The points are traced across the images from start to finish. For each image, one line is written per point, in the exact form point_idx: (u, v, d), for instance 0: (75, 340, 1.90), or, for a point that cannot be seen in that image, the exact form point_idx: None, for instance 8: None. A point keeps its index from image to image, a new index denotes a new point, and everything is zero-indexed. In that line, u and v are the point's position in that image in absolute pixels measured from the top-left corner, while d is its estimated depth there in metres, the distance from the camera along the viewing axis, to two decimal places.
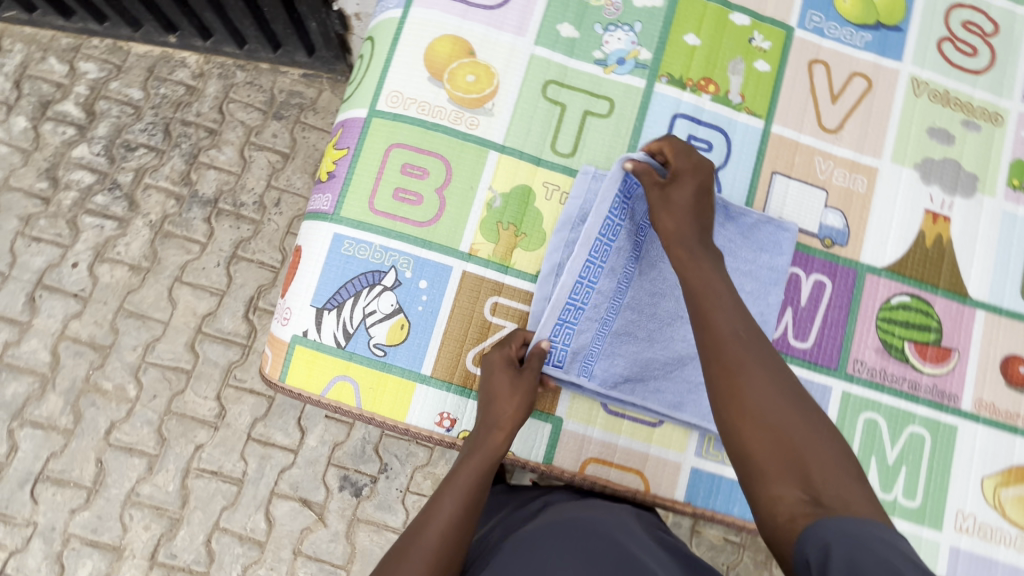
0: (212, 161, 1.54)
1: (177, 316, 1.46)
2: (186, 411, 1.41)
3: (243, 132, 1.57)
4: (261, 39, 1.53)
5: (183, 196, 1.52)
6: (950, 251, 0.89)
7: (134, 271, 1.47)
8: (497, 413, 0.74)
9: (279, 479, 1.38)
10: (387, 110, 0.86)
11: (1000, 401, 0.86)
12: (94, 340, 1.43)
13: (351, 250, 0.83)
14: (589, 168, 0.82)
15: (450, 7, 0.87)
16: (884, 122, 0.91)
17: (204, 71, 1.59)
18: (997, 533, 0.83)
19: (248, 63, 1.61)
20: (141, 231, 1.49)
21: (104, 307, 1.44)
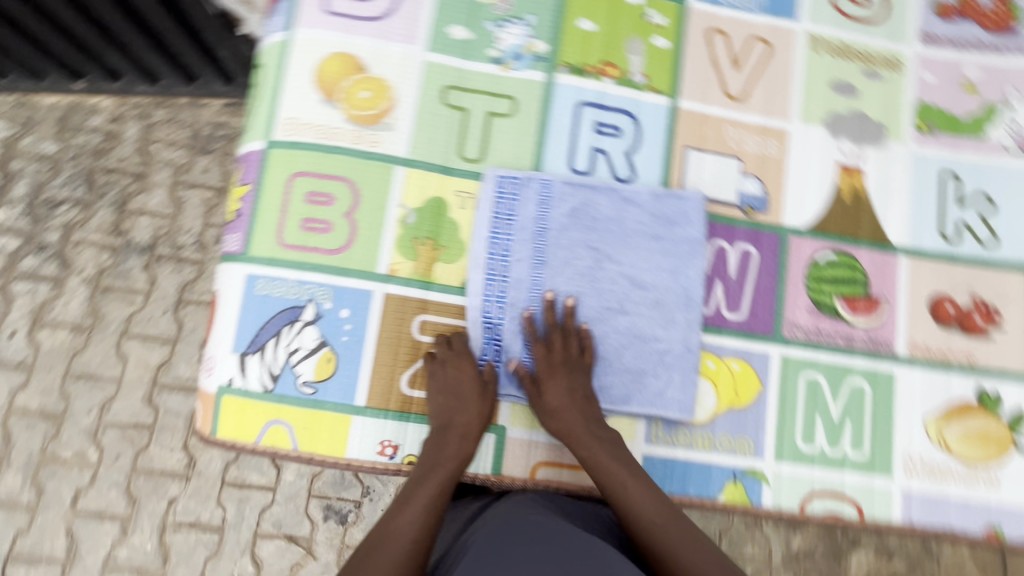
0: (143, 207, 1.48)
1: (129, 371, 1.40)
2: (153, 467, 1.36)
3: (170, 172, 1.51)
4: (173, 73, 1.44)
5: (118, 247, 1.46)
6: (867, 202, 0.90)
7: (76, 331, 1.41)
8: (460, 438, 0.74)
9: (261, 519, 1.35)
10: (283, 138, 0.82)
11: (933, 342, 0.87)
12: (45, 410, 1.37)
13: (266, 289, 0.80)
14: (494, 173, 0.82)
15: (332, 23, 0.84)
16: (787, 83, 0.91)
17: (120, 114, 1.52)
18: (945, 471, 0.84)
19: (165, 99, 1.54)
20: (78, 290, 1.44)
21: (50, 374, 1.39)
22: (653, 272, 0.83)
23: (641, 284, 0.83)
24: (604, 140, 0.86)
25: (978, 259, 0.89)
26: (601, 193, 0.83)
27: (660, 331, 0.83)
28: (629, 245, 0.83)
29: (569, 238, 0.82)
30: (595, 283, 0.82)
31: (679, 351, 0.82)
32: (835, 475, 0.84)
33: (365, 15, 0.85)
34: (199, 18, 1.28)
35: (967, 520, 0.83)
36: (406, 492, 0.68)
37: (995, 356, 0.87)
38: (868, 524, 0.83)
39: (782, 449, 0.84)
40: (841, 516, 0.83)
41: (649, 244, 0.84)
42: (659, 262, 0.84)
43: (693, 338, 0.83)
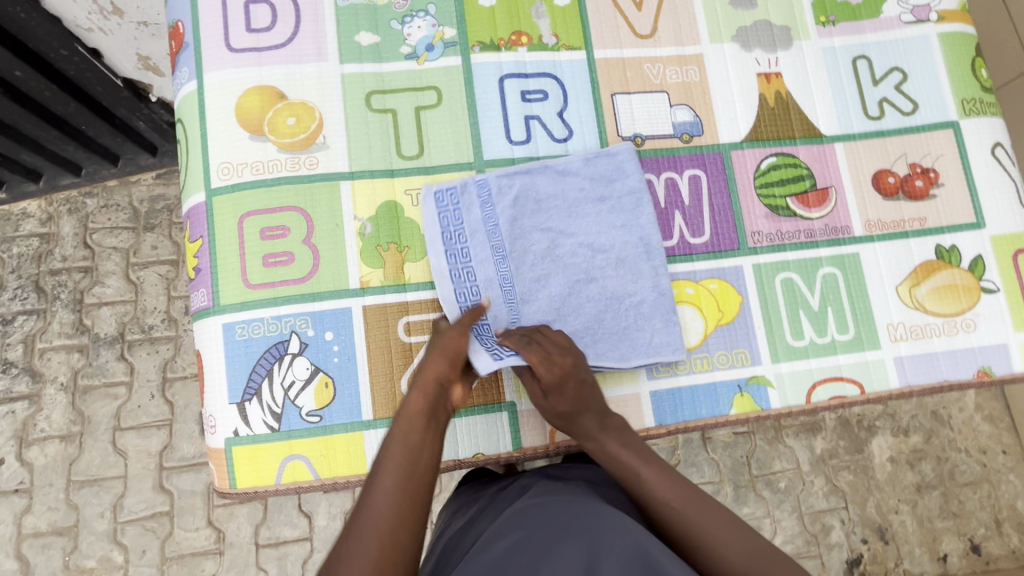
0: (101, 298, 1.45)
1: (133, 464, 1.39)
2: (183, 550, 1.36)
3: (120, 257, 1.47)
4: (95, 158, 1.41)
5: (86, 344, 1.43)
6: (792, 102, 0.94)
7: (67, 440, 1.39)
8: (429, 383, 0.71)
9: (307, 569, 1.36)
10: (223, 184, 0.82)
11: (885, 215, 0.92)
12: (56, 525, 1.36)
13: (246, 333, 0.79)
14: (428, 190, 0.82)
15: (241, 60, 0.84)
16: (690, 10, 0.95)
17: (51, 213, 1.48)
18: (927, 329, 0.89)
19: (94, 187, 1.50)
20: (57, 398, 1.41)
21: (52, 489, 1.37)
22: (607, 234, 0.85)
23: (602, 249, 0.84)
24: (534, 106, 0.88)
25: (905, 128, 0.94)
26: (534, 173, 0.84)
27: (634, 283, 0.84)
28: (579, 218, 0.84)
29: (521, 227, 0.83)
30: (557, 260, 0.83)
31: (654, 297, 0.84)
32: (830, 360, 0.88)
33: (270, 43, 0.85)
34: (105, 95, 1.30)
35: (957, 369, 0.88)
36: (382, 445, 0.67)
37: (944, 213, 0.92)
38: (871, 397, 0.88)
39: (776, 350, 0.87)
40: (845, 397, 0.87)
41: (597, 209, 0.85)
42: (615, 222, 0.85)
43: (664, 281, 0.84)
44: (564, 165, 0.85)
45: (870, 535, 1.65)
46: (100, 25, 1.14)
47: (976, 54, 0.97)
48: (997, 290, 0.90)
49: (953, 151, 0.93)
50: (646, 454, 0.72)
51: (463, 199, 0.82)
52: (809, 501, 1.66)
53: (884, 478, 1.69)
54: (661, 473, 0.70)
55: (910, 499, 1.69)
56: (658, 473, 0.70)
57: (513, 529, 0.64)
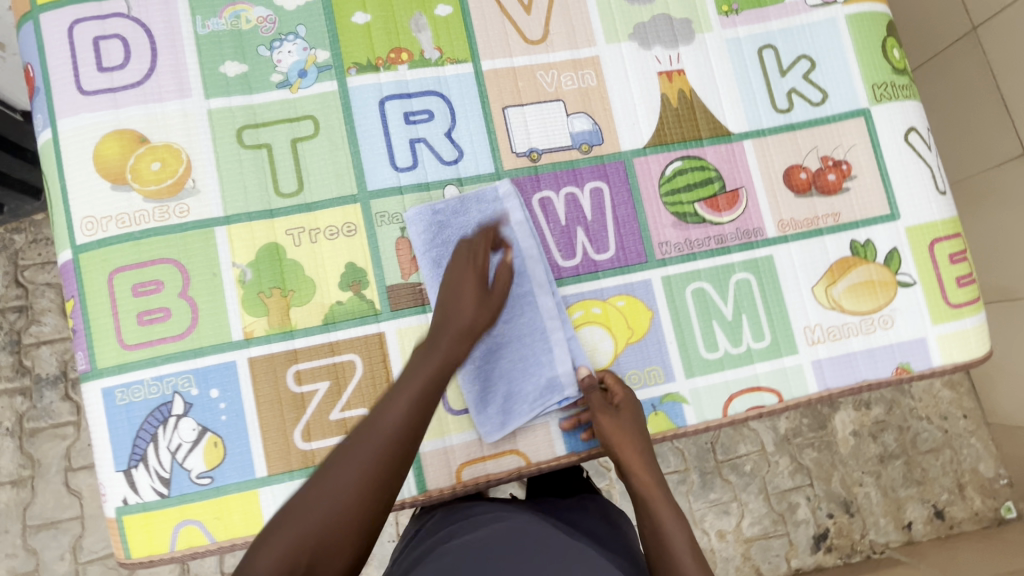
0: (40, 337, 1.36)
1: (89, 504, 1.33)
2: None
3: (56, 292, 1.38)
4: (18, 194, 1.29)
5: (29, 386, 1.34)
6: (696, 101, 0.90)
7: (19, 485, 1.32)
8: (459, 339, 0.75)
9: None
10: (89, 239, 0.77)
11: (797, 213, 0.89)
12: (15, 572, 1.30)
13: (126, 397, 0.75)
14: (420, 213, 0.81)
15: (95, 103, 0.78)
16: (583, 10, 0.89)
17: None
18: (844, 329, 0.87)
19: (18, 223, 1.38)
20: (4, 444, 1.33)
21: (8, 536, 1.31)
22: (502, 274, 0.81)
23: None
24: (419, 128, 0.83)
25: (815, 119, 0.90)
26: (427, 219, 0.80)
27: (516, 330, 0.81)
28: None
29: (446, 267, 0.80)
30: None
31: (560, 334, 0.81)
32: (746, 370, 0.85)
33: (125, 82, 0.79)
34: (13, 132, 1.22)
35: (875, 368, 0.86)
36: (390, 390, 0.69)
37: (858, 206, 0.89)
38: (789, 403, 0.86)
39: (690, 364, 0.85)
40: (763, 407, 0.85)
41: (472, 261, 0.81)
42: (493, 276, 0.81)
43: (553, 333, 0.81)
44: (432, 219, 0.80)
45: (835, 510, 1.61)
46: None
47: (889, 33, 0.93)
48: (913, 283, 0.87)
49: (866, 141, 0.90)
50: (683, 519, 0.75)
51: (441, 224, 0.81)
52: (775, 481, 1.61)
53: (847, 452, 1.64)
54: (682, 527, 0.74)
55: (874, 470, 1.64)
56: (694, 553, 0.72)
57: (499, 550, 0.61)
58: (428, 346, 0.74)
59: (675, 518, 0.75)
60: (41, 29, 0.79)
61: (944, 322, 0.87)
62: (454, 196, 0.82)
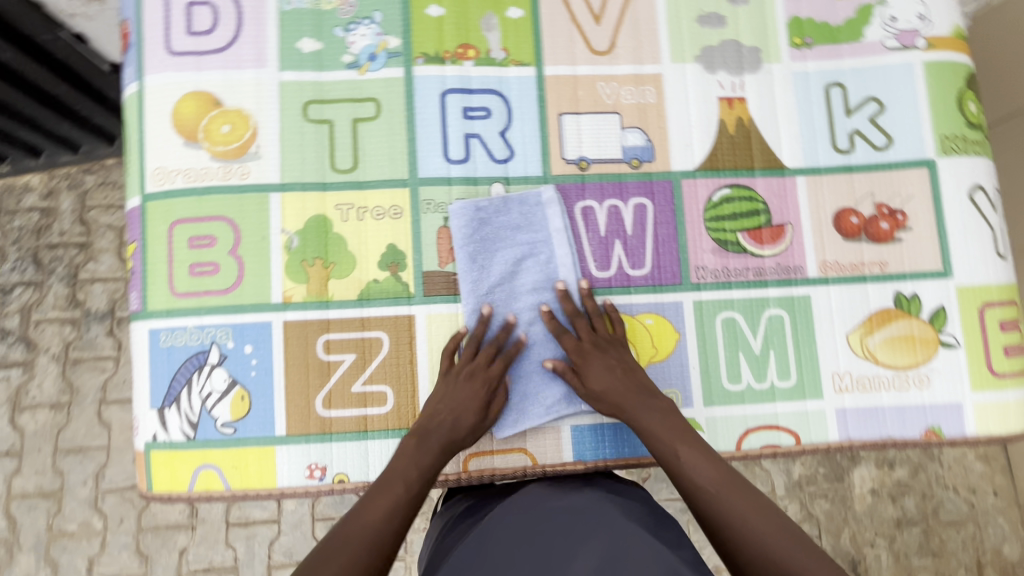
0: (94, 274, 1.45)
1: (116, 437, 1.40)
2: (158, 522, 1.38)
3: (115, 235, 1.47)
4: (93, 137, 1.39)
5: (78, 318, 1.44)
6: (753, 130, 0.89)
7: (56, 409, 1.40)
8: (464, 406, 0.76)
9: (272, 552, 1.37)
10: (156, 189, 0.82)
11: (843, 257, 0.87)
12: (42, 489, 1.38)
13: (169, 340, 0.80)
14: (465, 204, 0.82)
15: (180, 63, 0.83)
16: (653, 26, 0.89)
17: (52, 188, 1.47)
18: (876, 381, 0.84)
19: (92, 164, 1.49)
20: (49, 368, 1.42)
21: (40, 454, 1.39)
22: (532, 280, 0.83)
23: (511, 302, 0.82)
24: (475, 124, 0.85)
25: (875, 164, 0.88)
26: (467, 211, 0.82)
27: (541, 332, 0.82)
28: (489, 268, 0.82)
29: (479, 261, 0.82)
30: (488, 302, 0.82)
31: None
32: (767, 407, 0.84)
33: (210, 47, 0.84)
34: (98, 81, 1.28)
35: (903, 426, 0.84)
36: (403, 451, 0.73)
37: (908, 258, 0.86)
38: (807, 448, 0.84)
39: (710, 393, 0.84)
40: (779, 447, 0.84)
41: (507, 259, 0.83)
42: (526, 277, 0.83)
43: None
44: (475, 215, 0.82)
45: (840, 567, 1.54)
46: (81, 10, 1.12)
47: (967, 85, 0.90)
48: (956, 345, 0.84)
49: (926, 192, 0.87)
50: (668, 412, 0.75)
51: (486, 218, 0.83)
52: None
53: (862, 510, 1.57)
54: (703, 456, 0.70)
55: (889, 533, 1.57)
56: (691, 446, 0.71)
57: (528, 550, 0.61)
58: (420, 439, 0.74)
59: (659, 416, 0.74)
60: None
61: (984, 390, 0.84)
62: (499, 195, 0.84)
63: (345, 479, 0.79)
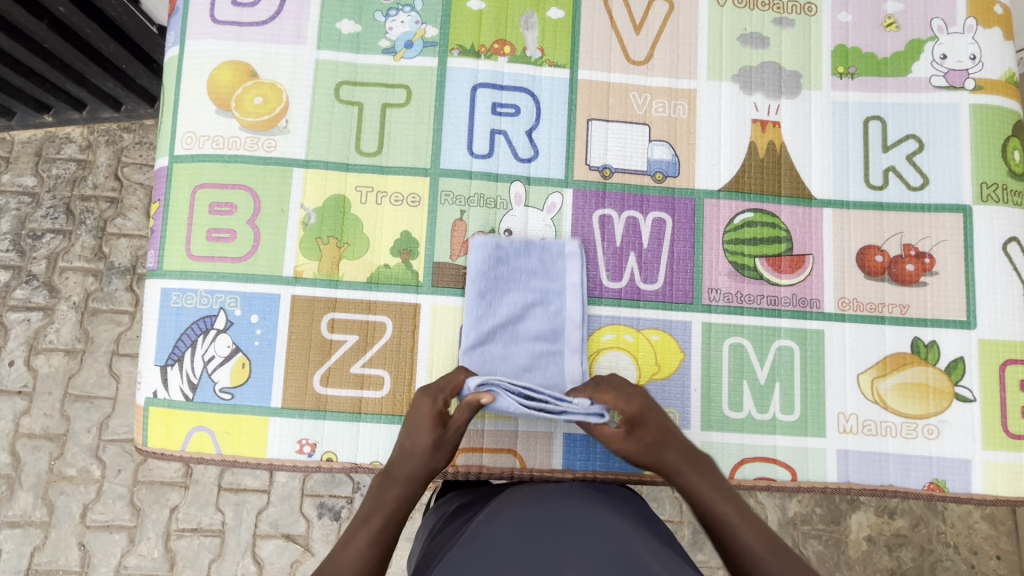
0: (121, 230, 1.49)
1: (123, 390, 1.44)
2: (153, 478, 1.41)
3: (144, 193, 1.50)
4: (135, 97, 1.42)
5: (101, 270, 1.47)
6: (784, 156, 0.87)
7: (70, 355, 1.44)
8: (419, 444, 0.72)
9: (259, 521, 1.38)
10: (185, 152, 0.84)
11: (863, 295, 0.84)
12: (47, 431, 1.42)
13: (180, 301, 0.81)
14: (484, 240, 0.81)
15: (221, 32, 0.85)
16: (693, 41, 0.88)
17: (90, 142, 1.51)
18: (882, 427, 0.82)
19: (131, 123, 1.52)
20: (67, 315, 1.46)
21: (50, 398, 1.43)
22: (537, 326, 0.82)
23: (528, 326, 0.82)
24: (503, 121, 0.85)
25: (907, 204, 0.85)
26: (485, 247, 0.81)
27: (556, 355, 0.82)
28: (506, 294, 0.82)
29: (489, 298, 0.81)
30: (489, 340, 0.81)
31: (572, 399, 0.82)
32: (766, 439, 0.82)
33: (252, 18, 0.85)
34: (146, 42, 1.32)
35: (906, 476, 0.81)
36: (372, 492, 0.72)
37: (932, 304, 0.83)
38: (803, 485, 0.82)
39: (708, 418, 0.82)
40: (774, 481, 0.82)
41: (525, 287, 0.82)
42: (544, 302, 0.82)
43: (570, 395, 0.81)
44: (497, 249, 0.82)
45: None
46: None
47: (1013, 133, 0.86)
48: (972, 399, 0.81)
49: (958, 239, 0.84)
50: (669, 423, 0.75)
51: (502, 258, 0.82)
52: None
53: (856, 557, 1.52)
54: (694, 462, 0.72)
55: None
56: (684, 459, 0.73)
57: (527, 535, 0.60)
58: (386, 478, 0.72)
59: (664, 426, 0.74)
60: None
61: (996, 449, 0.80)
62: (518, 196, 0.84)
63: (333, 458, 0.79)
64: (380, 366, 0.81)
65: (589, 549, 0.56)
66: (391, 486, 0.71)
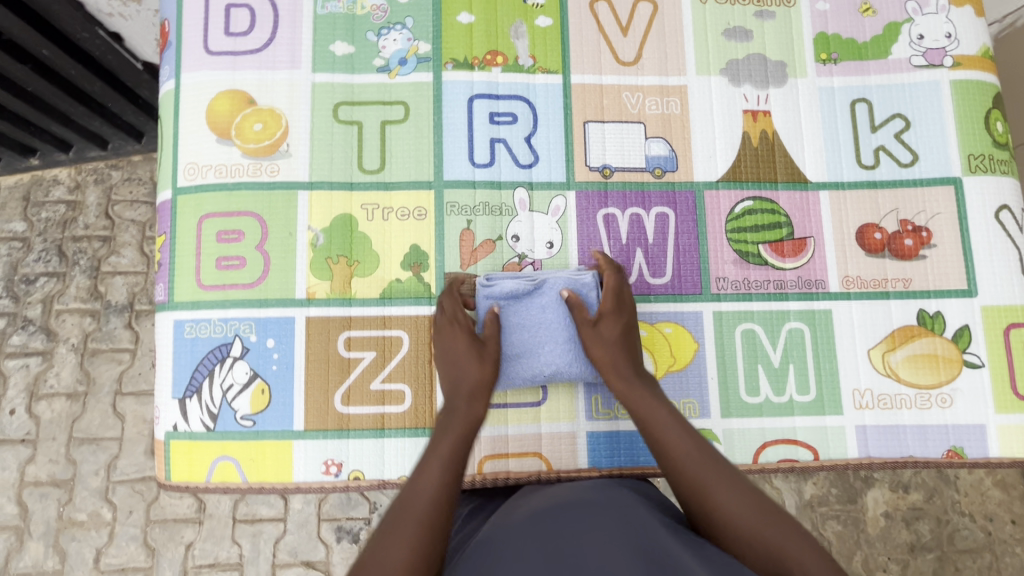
0: (116, 268, 1.48)
1: (129, 429, 1.42)
2: (166, 516, 1.39)
3: (137, 229, 1.49)
4: (122, 134, 1.42)
5: (98, 310, 1.46)
6: (777, 144, 0.89)
7: (72, 398, 1.43)
8: (468, 383, 0.74)
9: (277, 550, 1.37)
10: (188, 184, 0.84)
11: (866, 273, 0.86)
12: (54, 477, 1.40)
13: (194, 331, 0.81)
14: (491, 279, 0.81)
15: (216, 62, 0.85)
16: (679, 39, 0.90)
17: (79, 182, 1.51)
18: (897, 399, 0.83)
19: (119, 160, 1.52)
20: (67, 358, 1.44)
21: (55, 443, 1.41)
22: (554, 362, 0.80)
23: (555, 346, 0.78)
24: (501, 129, 0.87)
25: (900, 181, 0.88)
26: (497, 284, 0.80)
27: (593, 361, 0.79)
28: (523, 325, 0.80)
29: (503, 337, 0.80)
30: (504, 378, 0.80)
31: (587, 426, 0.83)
32: (785, 421, 0.83)
33: (246, 47, 0.86)
34: (131, 79, 1.31)
35: (924, 446, 0.83)
36: (417, 465, 0.66)
37: (932, 276, 0.85)
38: (826, 463, 0.83)
39: (727, 405, 0.84)
40: (797, 462, 0.83)
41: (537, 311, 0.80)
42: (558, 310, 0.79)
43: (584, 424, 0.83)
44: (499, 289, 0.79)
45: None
46: (119, 11, 1.15)
47: (994, 104, 0.89)
48: (981, 365, 0.83)
49: (952, 211, 0.86)
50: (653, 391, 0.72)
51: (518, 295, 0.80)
52: None
53: (875, 534, 1.54)
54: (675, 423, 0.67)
55: (902, 559, 1.53)
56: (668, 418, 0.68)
57: (544, 533, 0.55)
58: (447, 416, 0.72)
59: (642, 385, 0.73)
60: None
61: (1009, 412, 0.82)
62: (522, 202, 0.85)
63: (360, 476, 0.79)
64: (400, 381, 0.81)
65: (611, 539, 0.53)
66: (442, 439, 0.68)
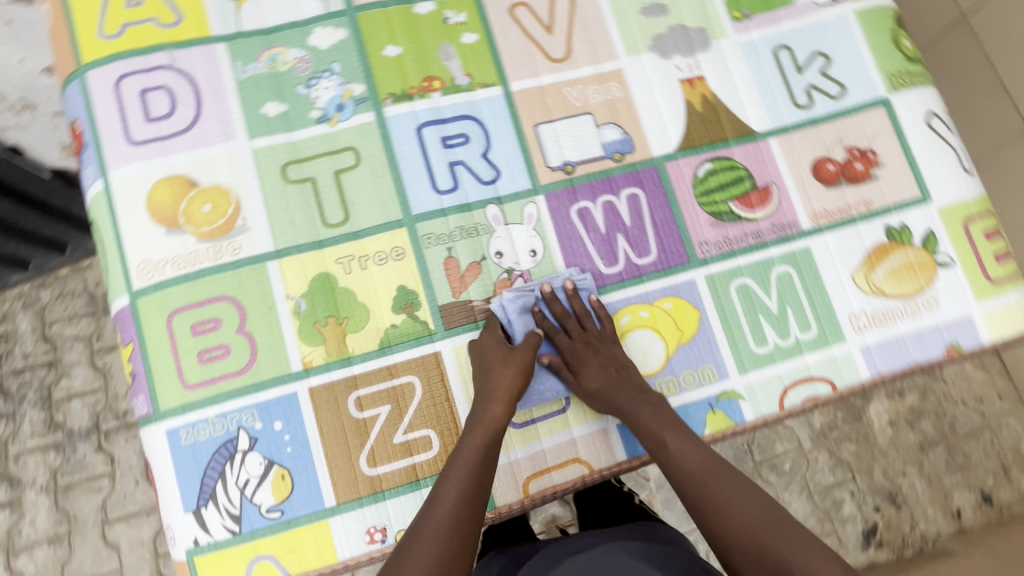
0: (70, 391, 1.36)
1: (127, 558, 1.31)
2: None
3: (83, 345, 1.39)
4: (43, 250, 1.31)
5: (61, 441, 1.34)
6: (718, 104, 0.92)
7: (55, 543, 1.30)
8: (494, 380, 0.74)
9: None
10: (146, 284, 0.78)
11: (830, 204, 0.90)
12: None
13: (191, 436, 0.75)
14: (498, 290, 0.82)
15: (144, 152, 0.80)
16: (603, 26, 0.93)
17: (6, 312, 1.39)
18: (889, 313, 0.88)
19: (45, 278, 1.41)
20: (39, 501, 1.32)
21: None
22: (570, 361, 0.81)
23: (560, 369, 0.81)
24: (457, 152, 0.86)
25: (836, 112, 0.93)
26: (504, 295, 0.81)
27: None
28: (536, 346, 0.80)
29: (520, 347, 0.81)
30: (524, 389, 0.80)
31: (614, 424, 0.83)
32: (798, 361, 0.86)
33: (172, 129, 0.81)
34: (40, 190, 1.21)
35: (925, 349, 0.87)
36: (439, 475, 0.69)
37: (888, 192, 0.90)
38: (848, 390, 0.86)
39: (742, 361, 0.85)
40: (819, 397, 0.85)
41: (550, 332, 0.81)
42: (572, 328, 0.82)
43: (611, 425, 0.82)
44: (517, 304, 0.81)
45: (881, 503, 1.56)
46: (12, 122, 1.07)
47: (897, 25, 0.96)
48: (951, 264, 0.89)
49: (888, 129, 0.92)
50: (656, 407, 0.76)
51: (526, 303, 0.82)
52: (817, 478, 1.56)
53: (887, 443, 1.61)
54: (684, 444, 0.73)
55: (916, 459, 1.61)
56: (676, 438, 0.73)
57: None
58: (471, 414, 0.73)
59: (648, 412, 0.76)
60: (89, 86, 0.82)
61: (988, 298, 0.88)
62: (496, 217, 0.84)
63: None
64: (423, 426, 0.78)
65: None
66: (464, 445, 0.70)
